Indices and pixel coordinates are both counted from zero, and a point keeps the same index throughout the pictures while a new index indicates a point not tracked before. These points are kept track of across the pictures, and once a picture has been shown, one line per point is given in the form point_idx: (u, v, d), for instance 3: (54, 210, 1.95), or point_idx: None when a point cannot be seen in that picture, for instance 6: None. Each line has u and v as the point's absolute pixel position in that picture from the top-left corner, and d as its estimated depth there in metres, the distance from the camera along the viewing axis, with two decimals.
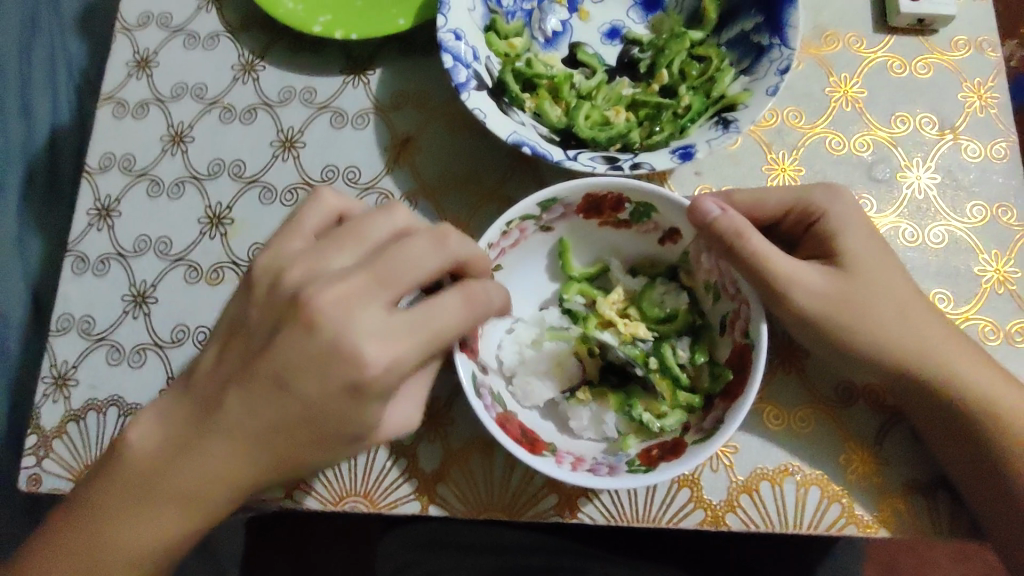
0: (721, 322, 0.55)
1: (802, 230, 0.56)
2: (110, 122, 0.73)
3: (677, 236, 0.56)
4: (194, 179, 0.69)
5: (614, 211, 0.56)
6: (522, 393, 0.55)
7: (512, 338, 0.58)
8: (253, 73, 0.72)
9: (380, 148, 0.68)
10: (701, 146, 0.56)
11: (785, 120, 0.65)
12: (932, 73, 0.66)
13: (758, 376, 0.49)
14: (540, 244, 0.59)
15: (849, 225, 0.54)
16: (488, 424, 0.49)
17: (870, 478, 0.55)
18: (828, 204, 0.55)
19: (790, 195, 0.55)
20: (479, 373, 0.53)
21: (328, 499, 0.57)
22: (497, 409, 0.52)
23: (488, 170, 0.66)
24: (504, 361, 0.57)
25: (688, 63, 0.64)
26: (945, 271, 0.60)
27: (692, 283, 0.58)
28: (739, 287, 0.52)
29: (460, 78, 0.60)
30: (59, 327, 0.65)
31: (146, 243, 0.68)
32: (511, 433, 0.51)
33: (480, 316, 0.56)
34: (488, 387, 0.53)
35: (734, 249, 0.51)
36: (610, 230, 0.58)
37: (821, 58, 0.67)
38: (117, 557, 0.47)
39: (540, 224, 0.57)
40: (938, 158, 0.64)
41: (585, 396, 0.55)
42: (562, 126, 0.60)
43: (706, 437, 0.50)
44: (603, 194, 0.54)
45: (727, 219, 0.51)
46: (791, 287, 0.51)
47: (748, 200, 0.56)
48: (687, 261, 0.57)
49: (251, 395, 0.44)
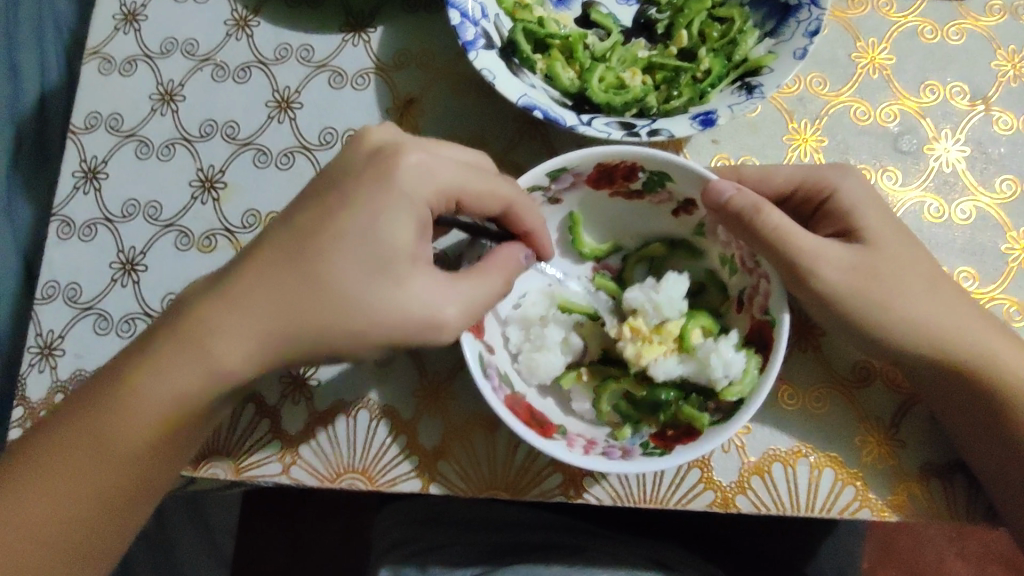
0: (739, 296, 0.53)
1: (809, 210, 0.54)
2: (97, 78, 0.69)
3: (693, 208, 0.53)
4: (185, 141, 0.66)
5: (627, 181, 0.53)
6: (529, 367, 0.52)
7: (515, 314, 0.54)
8: (248, 28, 0.68)
9: (381, 111, 0.65)
10: (722, 112, 0.53)
11: (808, 88, 0.62)
12: (963, 40, 0.63)
13: (781, 353, 0.47)
14: (549, 218, 0.56)
15: (865, 202, 0.51)
16: (497, 405, 0.47)
17: (885, 460, 0.53)
18: (840, 180, 0.52)
19: (798, 173, 0.53)
20: (485, 352, 0.51)
21: (325, 475, 0.56)
22: (505, 390, 0.50)
23: (496, 135, 0.63)
24: (510, 338, 0.54)
25: (709, 24, 0.61)
26: (971, 248, 0.58)
27: (671, 263, 0.56)
28: (758, 261, 0.50)
29: (467, 36, 0.56)
30: (44, 295, 0.62)
31: (135, 207, 0.64)
32: (520, 415, 0.49)
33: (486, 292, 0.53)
34: (495, 366, 0.51)
35: (751, 224, 0.48)
36: (621, 202, 0.55)
37: (847, 22, 0.63)
38: (122, 413, 0.46)
39: (548, 195, 0.54)
40: (968, 129, 0.61)
41: (589, 375, 0.53)
42: (575, 90, 0.57)
43: (724, 419, 0.48)
44: (616, 162, 0.51)
45: (742, 197, 0.48)
46: (817, 268, 0.48)
47: (756, 174, 0.54)
48: (700, 237, 0.55)
49: (275, 265, 0.45)
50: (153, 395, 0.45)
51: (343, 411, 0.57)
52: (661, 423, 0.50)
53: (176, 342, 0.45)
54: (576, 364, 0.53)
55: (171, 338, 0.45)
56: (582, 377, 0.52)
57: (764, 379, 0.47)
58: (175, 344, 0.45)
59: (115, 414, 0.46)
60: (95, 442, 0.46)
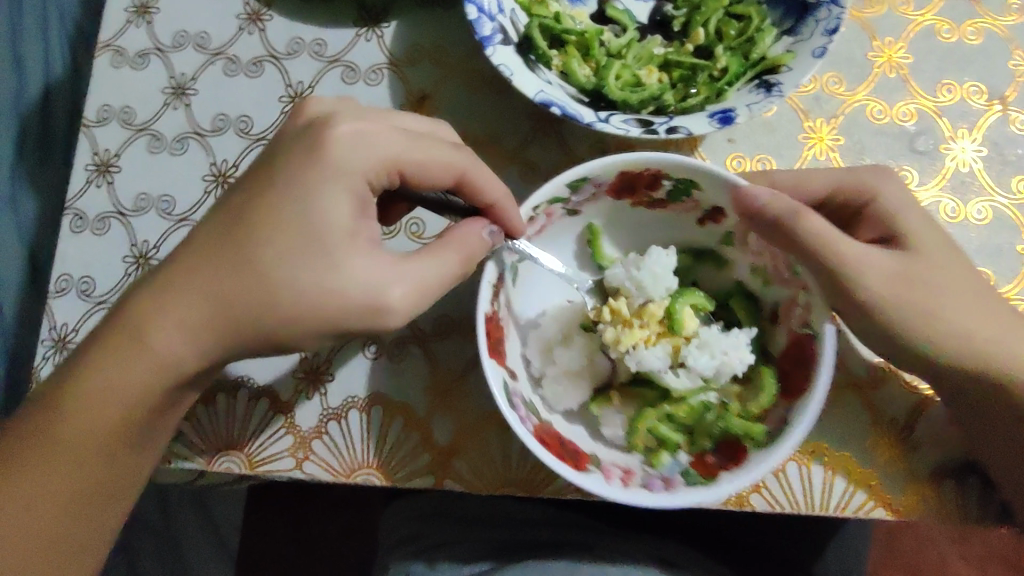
0: (773, 310, 0.53)
1: (847, 215, 0.54)
2: (108, 71, 0.69)
3: (720, 217, 0.53)
4: (198, 135, 0.66)
5: (649, 190, 0.53)
6: (553, 396, 0.52)
7: (535, 335, 0.55)
8: (260, 22, 0.68)
9: (395, 107, 0.64)
10: (741, 111, 0.53)
11: (824, 87, 0.61)
12: (980, 40, 0.63)
13: (823, 379, 0.46)
14: (569, 228, 0.56)
15: (905, 206, 0.51)
16: (528, 439, 0.46)
17: (899, 460, 0.53)
18: (879, 184, 0.52)
19: (834, 179, 0.53)
20: (509, 380, 0.50)
21: (339, 470, 0.56)
22: (533, 420, 0.49)
23: (510, 131, 0.63)
24: (532, 361, 0.54)
25: (726, 22, 0.60)
26: (986, 249, 0.57)
27: (694, 274, 0.56)
28: (796, 272, 0.50)
29: (484, 32, 0.56)
30: (57, 289, 0.62)
31: (147, 201, 0.64)
32: (552, 447, 0.48)
33: (503, 313, 0.53)
34: (521, 395, 0.50)
35: (794, 235, 0.47)
36: (642, 210, 0.55)
37: (863, 20, 0.63)
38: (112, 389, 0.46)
39: (568, 206, 0.53)
40: (984, 129, 0.60)
41: (619, 398, 0.53)
42: (591, 86, 0.57)
43: (768, 443, 0.48)
44: (641, 171, 0.50)
45: (782, 201, 0.47)
46: (859, 270, 0.47)
47: (791, 179, 0.54)
48: (728, 245, 0.54)
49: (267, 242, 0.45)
50: (143, 370, 0.45)
51: (357, 407, 0.57)
52: (701, 450, 0.50)
53: (162, 314, 0.45)
54: (604, 389, 0.53)
55: (157, 311, 0.45)
56: (612, 401, 0.52)
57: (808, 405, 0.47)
58: (163, 317, 0.45)
59: (105, 391, 0.46)
60: (87, 420, 0.47)
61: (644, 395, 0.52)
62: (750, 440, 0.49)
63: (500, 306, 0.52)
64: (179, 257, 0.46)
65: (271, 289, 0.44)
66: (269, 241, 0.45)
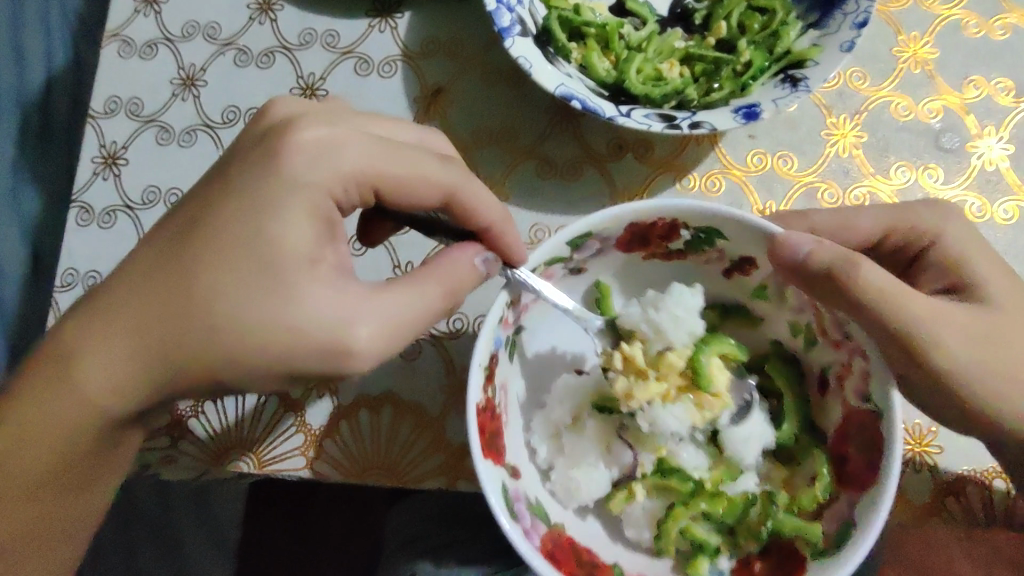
0: (820, 376, 0.47)
1: (907, 260, 0.51)
2: (116, 61, 0.67)
3: (750, 267, 0.48)
4: (207, 127, 0.65)
5: (664, 240, 0.48)
6: (563, 490, 0.47)
7: (542, 417, 0.50)
8: (272, 12, 0.67)
9: (409, 99, 0.63)
10: (766, 106, 0.52)
11: (848, 82, 0.60)
12: (1008, 35, 0.61)
13: (896, 459, 0.40)
14: (575, 288, 0.51)
15: (971, 252, 0.47)
16: (533, 560, 0.40)
17: (921, 465, 0.52)
18: (937, 225, 0.49)
19: (883, 220, 0.50)
20: (509, 481, 0.44)
21: (349, 471, 0.54)
22: (540, 528, 0.44)
23: (527, 126, 0.61)
24: (538, 451, 0.49)
25: (749, 16, 0.59)
26: (1014, 248, 0.56)
27: (724, 334, 0.51)
28: (847, 333, 0.44)
29: (503, 23, 0.55)
30: (63, 283, 0.61)
31: (156, 194, 0.63)
32: (561, 564, 0.43)
33: (503, 398, 0.48)
34: (522, 498, 0.44)
35: (844, 293, 0.42)
36: (656, 262, 0.51)
37: (888, 14, 0.62)
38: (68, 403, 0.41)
39: (571, 265, 0.48)
40: (1011, 127, 0.59)
41: (643, 489, 0.47)
42: (612, 80, 0.56)
43: (827, 548, 0.42)
44: (654, 221, 0.45)
45: (824, 251, 0.42)
46: (916, 309, 0.42)
47: (834, 222, 0.51)
48: (762, 298, 0.49)
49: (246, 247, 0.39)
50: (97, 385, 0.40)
51: (367, 405, 0.56)
52: (743, 554, 0.45)
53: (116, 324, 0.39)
54: (624, 481, 0.48)
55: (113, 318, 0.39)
56: (635, 494, 0.47)
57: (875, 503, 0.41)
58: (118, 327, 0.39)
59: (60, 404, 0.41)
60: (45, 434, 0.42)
61: (668, 485, 0.47)
62: (803, 541, 0.43)
63: (495, 393, 0.46)
64: (141, 253, 0.41)
65: (236, 316, 0.39)
66: (228, 273, 0.39)
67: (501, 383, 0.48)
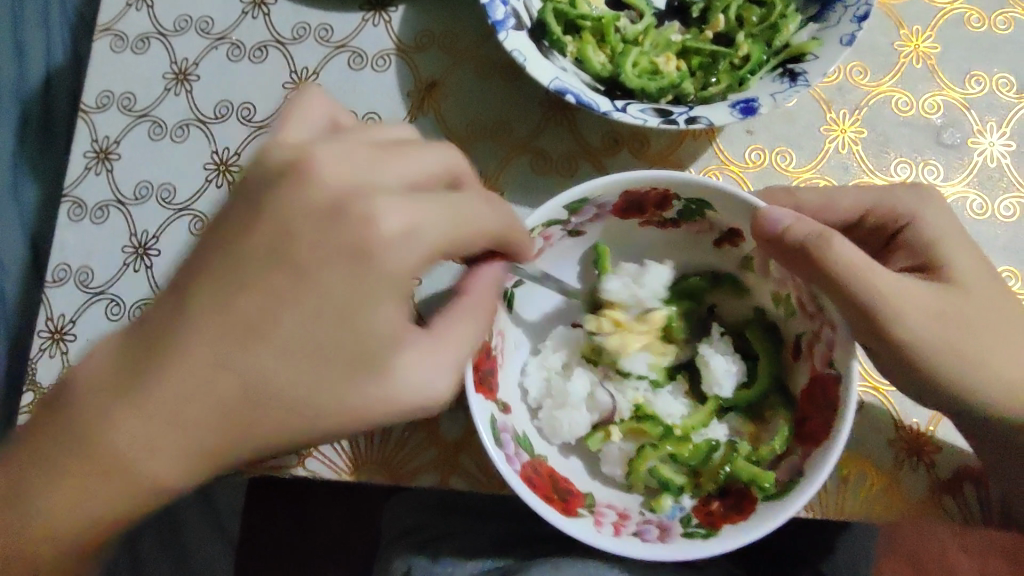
0: (795, 343, 0.48)
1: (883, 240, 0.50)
2: (108, 56, 0.67)
3: (738, 239, 0.49)
4: (199, 121, 0.64)
5: (659, 210, 0.49)
6: (550, 428, 0.49)
7: (536, 359, 0.51)
8: (265, 5, 0.66)
9: (402, 94, 0.62)
10: (764, 100, 0.51)
11: (848, 77, 0.59)
12: (1012, 29, 0.60)
13: (851, 409, 0.42)
14: (570, 251, 0.52)
15: (949, 238, 0.47)
16: (511, 480, 0.42)
17: (918, 463, 0.52)
18: (916, 209, 0.49)
19: (865, 199, 0.50)
20: (497, 414, 0.46)
21: (343, 467, 0.54)
22: (521, 457, 0.45)
23: (522, 119, 0.61)
24: (529, 390, 0.50)
25: (747, 9, 0.58)
26: (1015, 246, 0.55)
27: (712, 299, 0.52)
28: (822, 307, 0.45)
29: (497, 16, 0.54)
30: (55, 279, 0.60)
31: (148, 190, 0.63)
32: (539, 488, 0.44)
33: (500, 344, 0.49)
34: (509, 430, 0.46)
35: (818, 267, 0.43)
36: (653, 229, 0.51)
37: (889, 8, 0.61)
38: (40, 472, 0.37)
39: (567, 228, 0.49)
40: (1014, 123, 0.58)
41: (620, 433, 0.49)
42: (607, 74, 0.55)
43: (780, 492, 0.43)
44: (648, 189, 0.46)
45: (802, 226, 0.43)
46: (894, 297, 0.43)
47: (817, 201, 0.51)
48: (747, 269, 0.50)
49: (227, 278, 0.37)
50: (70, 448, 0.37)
51: None
52: (703, 494, 0.46)
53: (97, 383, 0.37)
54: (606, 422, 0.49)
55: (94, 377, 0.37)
56: (612, 436, 0.48)
57: (826, 455, 0.42)
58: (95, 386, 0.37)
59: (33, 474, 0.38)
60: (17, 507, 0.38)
61: (644, 429, 0.48)
62: (759, 488, 0.44)
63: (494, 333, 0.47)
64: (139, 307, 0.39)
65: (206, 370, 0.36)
66: (210, 285, 0.37)
67: (500, 326, 0.49)
